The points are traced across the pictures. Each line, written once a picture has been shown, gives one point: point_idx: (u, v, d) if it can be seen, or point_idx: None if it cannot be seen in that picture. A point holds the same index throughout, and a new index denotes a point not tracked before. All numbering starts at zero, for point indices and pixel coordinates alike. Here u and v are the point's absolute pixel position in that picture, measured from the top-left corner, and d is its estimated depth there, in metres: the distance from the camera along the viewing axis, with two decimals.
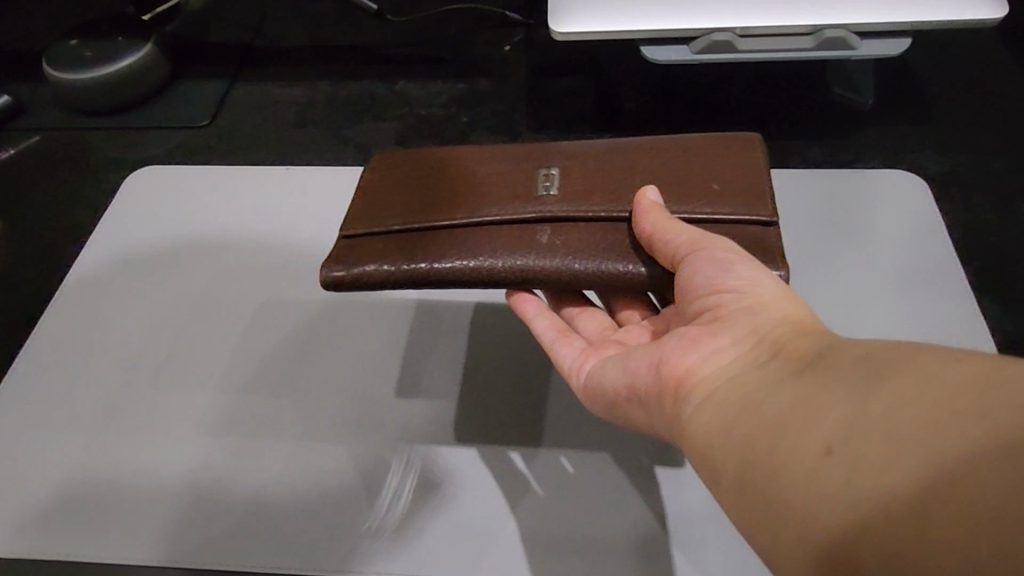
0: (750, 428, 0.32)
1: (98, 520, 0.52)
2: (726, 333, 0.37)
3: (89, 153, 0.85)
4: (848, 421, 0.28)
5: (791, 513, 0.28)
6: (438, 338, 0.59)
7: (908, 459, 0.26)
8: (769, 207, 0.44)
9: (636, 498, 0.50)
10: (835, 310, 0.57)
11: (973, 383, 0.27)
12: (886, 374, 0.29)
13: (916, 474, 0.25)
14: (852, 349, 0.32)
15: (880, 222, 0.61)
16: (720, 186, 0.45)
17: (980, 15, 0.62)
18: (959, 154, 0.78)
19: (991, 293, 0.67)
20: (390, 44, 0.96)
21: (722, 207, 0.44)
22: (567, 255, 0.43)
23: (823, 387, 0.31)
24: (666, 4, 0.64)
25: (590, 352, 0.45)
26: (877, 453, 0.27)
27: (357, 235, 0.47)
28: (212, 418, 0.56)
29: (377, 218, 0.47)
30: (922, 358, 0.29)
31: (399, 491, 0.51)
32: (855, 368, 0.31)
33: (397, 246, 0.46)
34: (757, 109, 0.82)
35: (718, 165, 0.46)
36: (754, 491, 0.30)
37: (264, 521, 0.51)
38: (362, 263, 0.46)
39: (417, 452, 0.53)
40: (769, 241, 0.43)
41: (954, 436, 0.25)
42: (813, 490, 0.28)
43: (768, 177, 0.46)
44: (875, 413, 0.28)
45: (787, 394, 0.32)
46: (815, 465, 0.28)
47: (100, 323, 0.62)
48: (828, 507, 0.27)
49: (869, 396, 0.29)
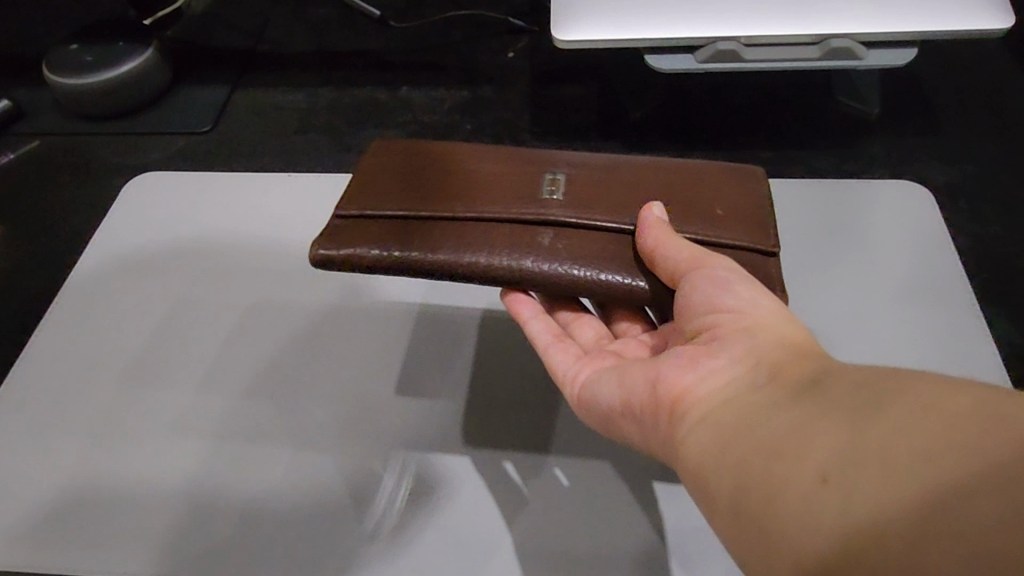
0: (744, 451, 0.31)
1: (89, 530, 0.51)
2: (725, 353, 0.36)
3: (90, 158, 0.85)
4: (842, 448, 0.27)
5: (785, 544, 0.27)
6: (435, 348, 0.58)
7: (902, 488, 0.25)
8: (770, 239, 0.43)
9: (636, 513, 0.49)
10: (841, 322, 0.56)
11: (971, 413, 0.26)
12: (884, 401, 0.29)
13: (910, 506, 0.24)
14: (851, 374, 0.31)
15: (885, 234, 0.61)
16: (722, 212, 0.44)
17: (988, 25, 0.61)
18: (966, 165, 0.77)
19: (999, 306, 0.65)
20: (392, 50, 0.96)
21: (724, 232, 0.43)
22: (567, 261, 0.42)
23: (818, 413, 0.30)
24: (670, 12, 0.63)
25: (586, 361, 0.44)
26: (872, 484, 0.26)
27: (351, 215, 0.46)
28: (206, 428, 0.55)
29: (372, 200, 0.46)
30: (922, 386, 0.29)
31: (395, 496, 0.50)
32: (851, 393, 0.30)
33: (392, 231, 0.44)
34: (763, 118, 0.82)
35: (722, 192, 0.45)
36: (748, 520, 0.29)
37: (257, 532, 0.50)
38: (353, 244, 0.44)
39: (414, 457, 0.52)
40: (769, 272, 0.42)
41: (949, 466, 0.25)
42: (807, 521, 0.27)
43: (770, 206, 0.46)
44: (869, 442, 0.27)
45: (782, 419, 0.31)
46: (810, 495, 0.27)
47: (96, 330, 0.61)
48: (821, 538, 0.26)
49: (864, 425, 0.28)
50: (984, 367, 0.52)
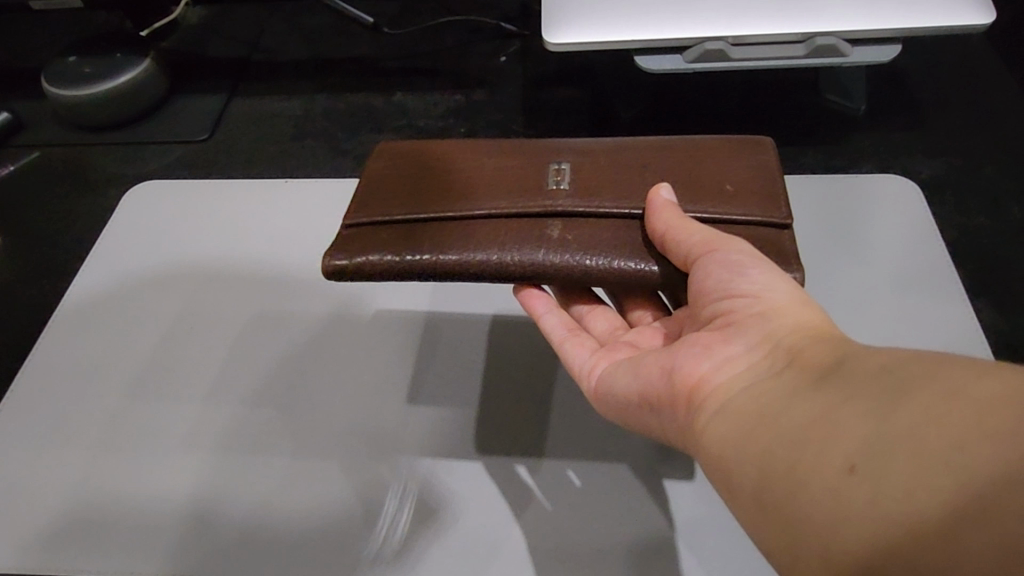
0: (767, 441, 0.32)
1: (106, 536, 0.52)
2: (740, 340, 0.37)
3: (90, 169, 0.85)
4: (869, 436, 0.28)
5: (814, 530, 0.28)
6: (440, 349, 0.59)
7: (931, 477, 0.26)
8: (783, 210, 0.44)
9: (646, 502, 0.50)
10: (838, 312, 0.57)
11: (999, 400, 0.27)
12: (909, 388, 0.29)
13: (944, 494, 0.25)
14: (871, 360, 0.32)
15: (879, 224, 0.62)
16: (733, 187, 0.45)
17: (969, 21, 0.63)
18: (951, 158, 0.79)
19: (987, 295, 0.67)
20: (388, 57, 0.97)
21: (736, 208, 0.44)
22: (578, 251, 0.44)
23: (841, 401, 0.30)
24: (661, 13, 0.65)
25: (602, 354, 0.45)
26: (902, 471, 0.26)
27: (360, 223, 0.47)
28: (219, 435, 0.56)
29: (379, 206, 0.47)
30: (948, 371, 0.29)
31: (398, 518, 0.50)
32: (872, 379, 0.31)
33: (402, 235, 0.46)
34: (753, 116, 0.83)
35: (731, 168, 0.46)
36: (773, 507, 0.30)
37: (273, 538, 0.50)
38: (365, 252, 0.45)
39: (418, 469, 0.53)
40: (781, 245, 0.43)
41: (980, 456, 0.25)
42: (834, 508, 0.27)
43: (781, 177, 0.47)
44: (897, 429, 0.28)
45: (805, 407, 0.31)
46: (837, 483, 0.28)
47: (104, 336, 0.62)
48: (849, 526, 0.27)
49: (891, 413, 0.28)
50: (974, 354, 0.54)
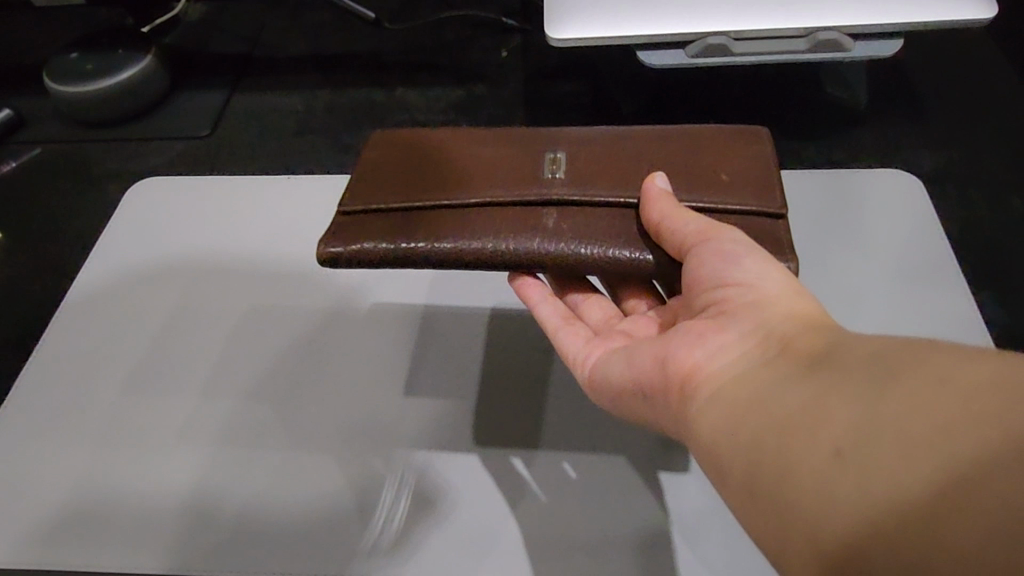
0: (757, 428, 0.31)
1: (105, 528, 0.52)
2: (733, 327, 0.37)
3: (92, 165, 0.86)
4: (857, 423, 0.28)
5: (801, 516, 0.28)
6: (437, 342, 0.59)
7: (917, 464, 0.26)
8: (778, 200, 0.44)
9: (642, 494, 0.50)
10: (837, 303, 0.57)
11: (987, 386, 0.27)
12: (899, 374, 0.29)
13: (929, 481, 0.25)
14: (864, 346, 0.32)
15: (879, 214, 0.62)
16: (729, 177, 0.45)
17: (972, 15, 0.62)
18: (953, 151, 0.78)
19: (989, 287, 0.67)
20: (389, 52, 0.97)
21: (731, 198, 0.44)
22: (572, 240, 0.44)
23: (832, 387, 0.30)
24: (662, 7, 0.65)
25: (596, 343, 0.45)
26: (889, 458, 0.26)
27: (355, 211, 0.47)
28: (216, 428, 0.56)
29: (374, 194, 0.47)
30: (938, 357, 0.29)
31: (394, 511, 0.50)
32: (864, 365, 0.30)
33: (397, 224, 0.46)
34: (753, 109, 0.83)
35: (727, 157, 0.46)
36: (762, 493, 0.30)
37: (270, 530, 0.51)
38: (360, 240, 0.46)
39: (415, 461, 0.53)
40: (776, 234, 0.43)
41: (965, 443, 0.25)
42: (822, 494, 0.27)
43: (777, 166, 0.47)
44: (885, 416, 0.28)
45: (796, 393, 0.31)
46: (825, 469, 0.28)
47: (101, 330, 0.63)
48: (836, 512, 0.27)
49: (880, 399, 0.28)
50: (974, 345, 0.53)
